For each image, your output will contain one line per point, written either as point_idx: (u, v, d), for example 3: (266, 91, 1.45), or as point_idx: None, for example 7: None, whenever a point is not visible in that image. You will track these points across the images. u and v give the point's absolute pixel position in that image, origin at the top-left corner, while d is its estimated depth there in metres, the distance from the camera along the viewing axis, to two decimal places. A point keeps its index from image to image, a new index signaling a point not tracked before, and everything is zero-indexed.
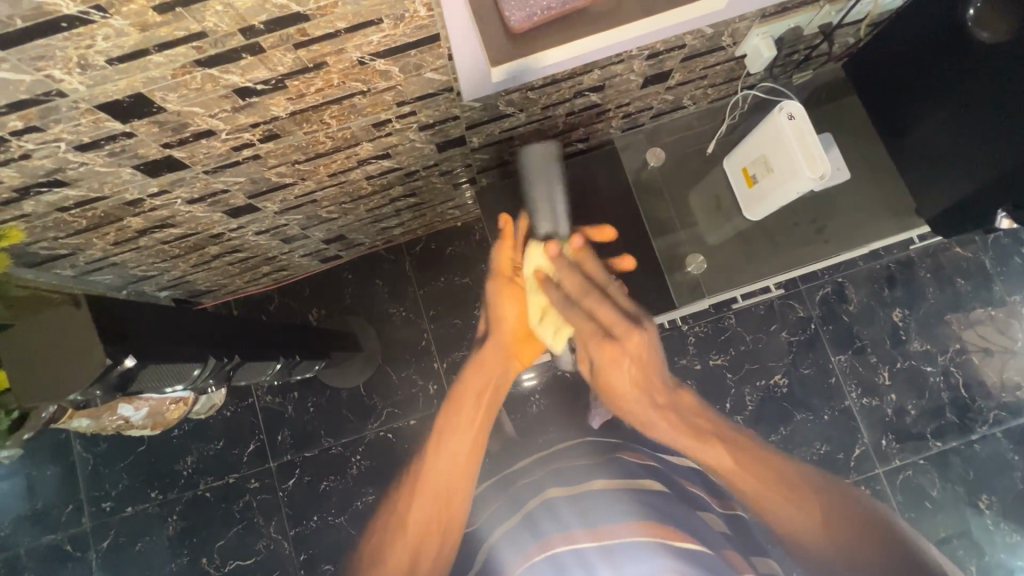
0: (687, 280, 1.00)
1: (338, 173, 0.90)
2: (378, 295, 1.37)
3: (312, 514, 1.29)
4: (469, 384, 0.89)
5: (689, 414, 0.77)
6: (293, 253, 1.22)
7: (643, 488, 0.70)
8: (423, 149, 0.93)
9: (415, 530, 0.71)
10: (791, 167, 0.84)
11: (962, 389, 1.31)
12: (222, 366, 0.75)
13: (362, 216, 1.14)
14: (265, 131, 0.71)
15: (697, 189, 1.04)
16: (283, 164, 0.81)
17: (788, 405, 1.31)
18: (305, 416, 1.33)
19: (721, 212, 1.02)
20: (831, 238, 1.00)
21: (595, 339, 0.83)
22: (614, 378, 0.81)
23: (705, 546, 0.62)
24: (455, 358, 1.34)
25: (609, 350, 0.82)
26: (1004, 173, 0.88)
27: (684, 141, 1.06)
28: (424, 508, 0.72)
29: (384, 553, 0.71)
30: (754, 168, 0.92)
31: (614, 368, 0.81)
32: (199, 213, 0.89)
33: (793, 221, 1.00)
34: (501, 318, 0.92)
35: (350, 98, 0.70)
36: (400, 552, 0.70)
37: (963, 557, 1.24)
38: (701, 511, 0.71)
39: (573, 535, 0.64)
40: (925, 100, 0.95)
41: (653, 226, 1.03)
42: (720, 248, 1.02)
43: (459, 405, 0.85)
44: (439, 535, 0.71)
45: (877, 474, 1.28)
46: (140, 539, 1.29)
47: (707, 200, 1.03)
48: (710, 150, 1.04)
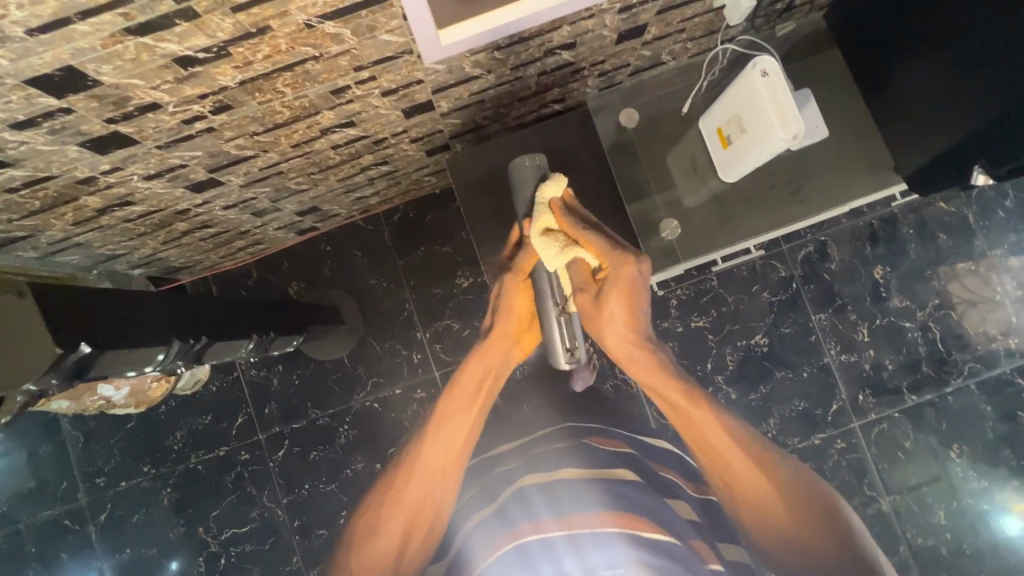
0: (662, 245, 0.97)
1: (302, 143, 0.87)
2: (358, 266, 1.36)
3: (304, 482, 1.32)
4: (473, 376, 0.81)
5: (674, 367, 0.76)
6: (267, 226, 1.19)
7: (615, 477, 0.71)
8: (389, 115, 0.89)
9: (407, 507, 0.74)
10: (764, 126, 0.81)
11: (940, 343, 1.33)
12: (189, 348, 0.71)
13: (334, 186, 1.10)
14: (215, 102, 0.68)
15: (674, 150, 1.00)
16: (240, 136, 0.78)
17: (769, 364, 1.33)
18: (291, 389, 1.34)
19: (698, 173, 0.98)
20: (807, 199, 0.97)
21: (614, 260, 0.74)
22: (615, 308, 0.75)
23: (673, 536, 0.65)
24: (438, 327, 1.34)
25: (621, 280, 0.74)
26: (983, 126, 0.84)
27: (661, 100, 1.02)
28: (419, 486, 0.74)
29: (375, 528, 0.73)
30: (729, 129, 0.88)
31: (617, 296, 0.74)
32: (159, 189, 0.85)
33: (770, 182, 0.98)
34: (509, 305, 0.85)
35: (303, 64, 0.66)
36: (391, 528, 0.73)
37: (932, 503, 1.29)
38: (671, 499, 0.73)
39: (542, 524, 0.66)
40: (905, 51, 0.90)
41: (624, 188, 0.98)
42: (696, 211, 0.99)
43: (459, 397, 0.80)
44: (428, 521, 0.74)
45: (853, 428, 1.31)
46: (136, 511, 1.32)
47: (684, 161, 0.99)
48: (685, 110, 1.00)
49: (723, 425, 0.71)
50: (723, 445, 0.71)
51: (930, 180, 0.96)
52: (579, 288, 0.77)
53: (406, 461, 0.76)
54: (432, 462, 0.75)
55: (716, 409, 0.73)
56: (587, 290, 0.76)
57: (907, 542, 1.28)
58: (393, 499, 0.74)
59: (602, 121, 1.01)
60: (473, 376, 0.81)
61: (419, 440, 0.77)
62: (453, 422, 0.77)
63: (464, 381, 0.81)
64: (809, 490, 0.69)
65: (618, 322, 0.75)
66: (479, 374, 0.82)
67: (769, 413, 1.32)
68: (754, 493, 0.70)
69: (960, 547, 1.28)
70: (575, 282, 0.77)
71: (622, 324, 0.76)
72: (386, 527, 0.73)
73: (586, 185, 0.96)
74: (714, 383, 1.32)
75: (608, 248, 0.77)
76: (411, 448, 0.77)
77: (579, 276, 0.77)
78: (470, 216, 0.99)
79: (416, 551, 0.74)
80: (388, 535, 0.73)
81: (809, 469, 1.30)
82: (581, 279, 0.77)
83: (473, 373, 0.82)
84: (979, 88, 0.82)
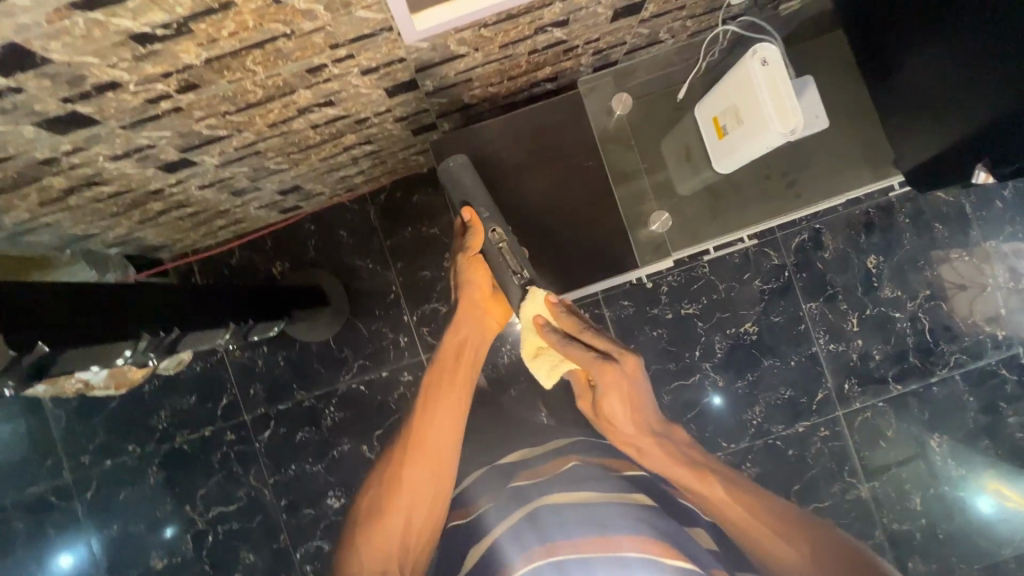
0: (652, 239, 0.94)
1: (279, 122, 0.83)
2: (344, 247, 1.32)
3: (290, 463, 1.32)
4: (449, 364, 0.88)
5: (682, 446, 0.80)
6: (247, 205, 1.15)
7: (641, 503, 0.73)
8: (371, 94, 0.84)
9: (409, 501, 0.78)
10: (759, 120, 0.77)
11: (928, 334, 1.32)
12: (161, 339, 0.69)
13: (316, 166, 1.06)
14: (181, 81, 0.64)
15: (668, 139, 0.98)
16: (210, 116, 0.74)
17: (757, 352, 1.32)
18: (276, 370, 1.32)
19: (691, 162, 0.95)
20: (802, 193, 0.95)
21: (595, 370, 0.76)
22: (613, 406, 0.79)
23: (696, 565, 0.67)
24: (426, 310, 1.32)
25: (610, 374, 0.76)
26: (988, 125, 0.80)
27: (656, 83, 0.98)
28: (418, 463, 0.80)
29: (378, 528, 0.77)
30: (724, 119, 0.84)
31: (614, 393, 0.78)
32: (128, 169, 0.81)
33: (765, 174, 0.95)
34: (467, 285, 0.85)
35: (274, 41, 0.62)
36: (395, 523, 0.77)
37: (909, 490, 1.32)
38: (690, 528, 0.75)
39: (579, 542, 0.67)
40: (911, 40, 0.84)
41: (616, 179, 0.93)
42: (688, 203, 0.96)
43: (438, 384, 0.86)
44: (430, 495, 0.79)
45: (837, 416, 1.32)
46: (122, 489, 1.32)
47: (677, 150, 0.96)
48: (681, 96, 0.98)
49: (739, 499, 0.73)
50: (745, 516, 0.72)
51: (931, 180, 0.93)
52: (581, 395, 0.84)
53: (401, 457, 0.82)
54: (426, 449, 0.81)
55: (728, 484, 0.75)
56: (587, 395, 0.83)
57: (883, 527, 1.31)
58: (391, 496, 0.79)
59: (593, 101, 0.94)
60: (452, 353, 0.88)
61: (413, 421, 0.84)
62: (437, 408, 0.84)
63: (444, 358, 0.88)
64: (835, 545, 0.68)
65: (621, 421, 0.80)
66: (456, 349, 0.88)
67: (755, 401, 1.32)
68: (786, 559, 0.69)
69: (933, 533, 1.31)
70: (577, 390, 0.84)
71: (625, 417, 0.80)
72: (392, 524, 0.77)
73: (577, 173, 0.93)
74: (702, 370, 1.32)
75: (586, 356, 0.76)
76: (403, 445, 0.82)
77: (578, 380, 0.83)
78: (454, 204, 0.88)
79: (423, 526, 0.78)
80: (393, 513, 0.77)
81: (792, 456, 1.32)
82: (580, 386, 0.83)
83: (450, 361, 0.88)
84: (986, 85, 0.77)
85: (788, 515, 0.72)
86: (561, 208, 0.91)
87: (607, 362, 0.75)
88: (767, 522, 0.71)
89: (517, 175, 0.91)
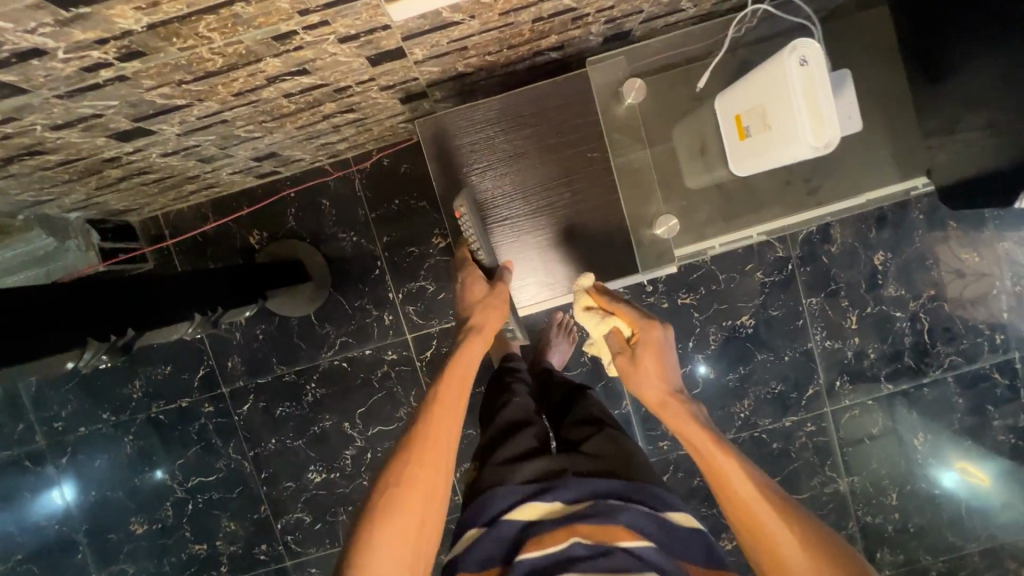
0: (654, 245, 0.89)
1: (246, 91, 0.73)
2: (325, 217, 1.24)
3: (270, 437, 1.30)
4: (470, 361, 0.76)
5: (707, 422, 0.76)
6: (219, 171, 1.05)
7: None
8: (351, 62, 0.74)
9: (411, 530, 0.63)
10: (786, 126, 0.58)
11: (926, 335, 1.29)
12: (114, 343, 0.63)
13: (293, 134, 0.96)
14: (123, 48, 0.54)
15: (682, 128, 0.87)
16: (163, 85, 0.64)
17: (751, 346, 1.29)
18: (255, 344, 1.27)
19: (705, 159, 0.86)
20: (822, 202, 0.88)
21: (643, 323, 0.81)
22: (647, 360, 0.79)
23: None
24: (412, 288, 1.26)
25: (652, 331, 0.80)
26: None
27: (672, 61, 0.87)
28: (427, 485, 0.66)
29: (385, 536, 0.62)
30: (749, 118, 0.65)
31: (650, 351, 0.79)
32: (75, 138, 0.72)
33: (786, 180, 0.87)
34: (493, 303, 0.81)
35: (230, 5, 0.52)
36: (405, 531, 0.63)
37: (887, 485, 1.33)
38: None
39: None
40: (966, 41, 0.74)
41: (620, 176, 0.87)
42: (698, 207, 0.88)
43: (455, 379, 0.75)
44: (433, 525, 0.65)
45: (824, 413, 1.31)
46: (99, 456, 1.30)
47: (692, 143, 0.86)
48: (700, 86, 0.86)
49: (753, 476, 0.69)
50: (753, 496, 0.67)
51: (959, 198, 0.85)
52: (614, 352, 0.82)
53: (411, 452, 0.68)
54: (443, 447, 0.69)
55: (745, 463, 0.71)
56: (623, 353, 0.81)
57: (856, 519, 1.34)
58: (399, 503, 0.64)
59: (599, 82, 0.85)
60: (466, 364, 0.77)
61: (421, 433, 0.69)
62: (455, 403, 0.72)
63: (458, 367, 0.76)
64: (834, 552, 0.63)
65: (650, 375, 0.78)
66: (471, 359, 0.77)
67: (744, 395, 1.30)
68: (784, 554, 0.64)
69: (905, 526, 1.34)
70: (613, 348, 0.82)
71: (656, 378, 0.79)
72: (401, 532, 0.62)
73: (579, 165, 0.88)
74: (694, 361, 1.29)
75: (637, 313, 0.82)
76: (413, 440, 0.69)
77: (615, 342, 0.83)
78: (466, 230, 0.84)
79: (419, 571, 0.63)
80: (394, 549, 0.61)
81: (775, 449, 1.32)
82: (616, 344, 0.83)
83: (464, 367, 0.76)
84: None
85: (794, 510, 0.67)
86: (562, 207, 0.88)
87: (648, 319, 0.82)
88: (770, 505, 0.67)
89: (513, 170, 0.87)
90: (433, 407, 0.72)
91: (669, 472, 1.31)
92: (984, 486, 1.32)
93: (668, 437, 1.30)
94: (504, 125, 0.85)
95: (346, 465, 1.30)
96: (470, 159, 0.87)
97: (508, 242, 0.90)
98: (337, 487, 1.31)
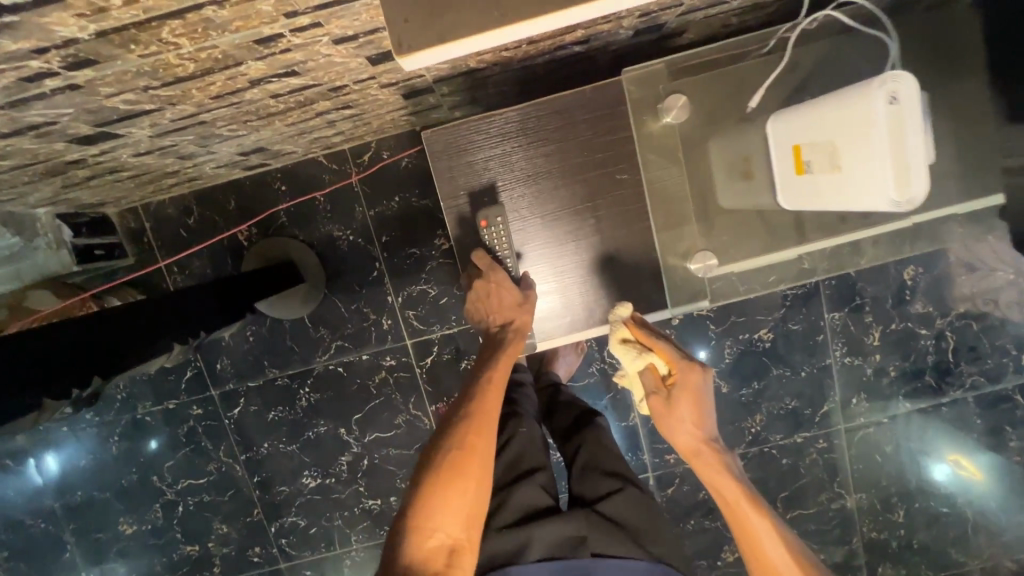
0: (688, 285, 0.85)
1: (226, 94, 0.63)
2: (319, 213, 1.15)
3: (263, 441, 1.24)
4: (514, 355, 0.82)
5: (736, 471, 0.80)
6: (202, 166, 0.96)
7: None
8: (349, 63, 0.64)
9: (466, 500, 0.67)
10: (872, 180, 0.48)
11: (950, 353, 1.24)
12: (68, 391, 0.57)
13: (283, 131, 0.86)
14: (69, 56, 0.44)
15: (723, 149, 0.78)
16: (125, 91, 0.54)
17: (768, 360, 1.24)
18: (245, 346, 1.21)
19: (747, 181, 0.75)
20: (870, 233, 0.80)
21: (683, 366, 0.78)
22: (686, 410, 0.78)
23: None
24: (413, 292, 1.18)
25: (693, 380, 0.77)
26: None
27: (717, 69, 0.77)
28: (479, 461, 0.70)
29: (449, 496, 0.66)
30: (816, 155, 0.54)
31: (689, 402, 0.78)
32: (28, 145, 0.62)
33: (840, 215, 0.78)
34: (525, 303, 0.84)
35: (200, 9, 0.42)
36: (465, 496, 0.67)
37: (894, 502, 1.30)
38: None
39: None
40: None
41: (654, 202, 0.82)
42: (739, 243, 0.82)
43: (502, 370, 0.80)
44: (483, 497, 0.69)
45: (838, 430, 1.27)
46: (84, 456, 1.25)
47: (735, 162, 0.76)
48: (752, 106, 0.75)
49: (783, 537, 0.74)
50: (782, 557, 0.73)
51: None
52: (650, 393, 0.80)
53: (469, 425, 0.73)
54: (494, 426, 0.75)
55: (773, 520, 0.76)
56: (658, 394, 0.79)
57: (861, 534, 1.32)
58: (454, 474, 0.68)
59: (637, 93, 0.79)
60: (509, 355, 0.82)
61: (470, 414, 0.74)
62: (499, 392, 0.78)
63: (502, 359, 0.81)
64: None
65: (688, 424, 0.78)
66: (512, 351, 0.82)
67: (757, 410, 1.26)
68: None
69: (909, 543, 1.32)
70: (647, 387, 0.81)
71: (691, 425, 0.79)
72: (462, 496, 0.67)
73: (603, 187, 0.84)
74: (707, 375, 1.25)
75: (675, 351, 0.80)
76: (469, 416, 0.74)
77: (649, 380, 0.81)
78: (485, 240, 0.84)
79: (472, 538, 0.66)
80: (452, 514, 0.65)
81: (785, 465, 1.28)
82: (652, 383, 0.80)
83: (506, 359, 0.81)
84: None
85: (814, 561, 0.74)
86: (588, 230, 0.85)
87: (692, 365, 0.78)
88: (797, 557, 0.73)
89: (533, 190, 0.83)
90: (485, 390, 0.77)
91: (675, 484, 1.28)
92: (975, 479, 1.28)
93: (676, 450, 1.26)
94: (522, 143, 0.82)
95: (342, 471, 1.26)
96: (492, 172, 0.83)
97: (529, 264, 0.87)
98: (332, 493, 1.27)
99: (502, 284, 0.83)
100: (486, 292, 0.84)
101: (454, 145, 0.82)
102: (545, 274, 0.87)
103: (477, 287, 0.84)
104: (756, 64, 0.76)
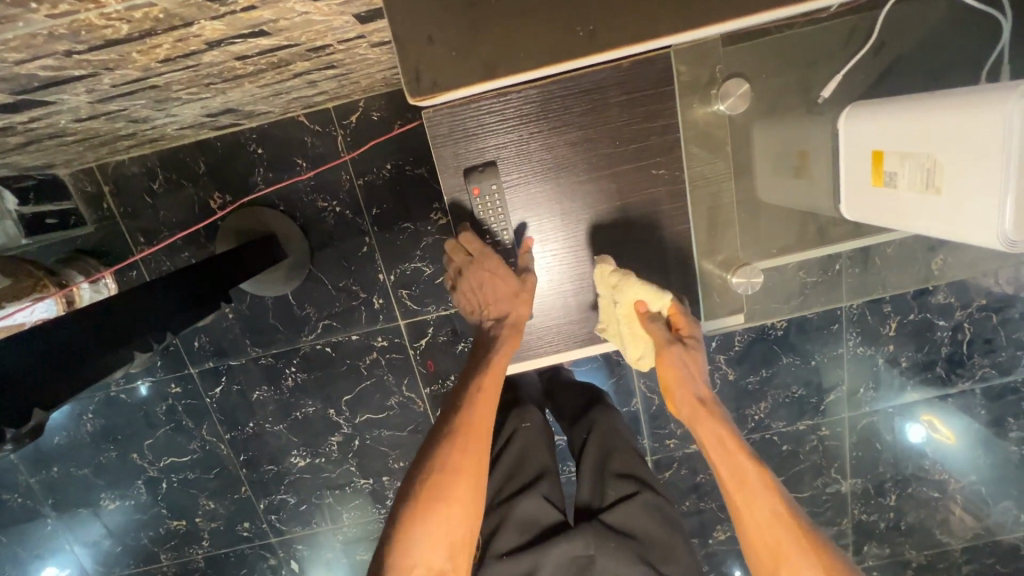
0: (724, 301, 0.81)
1: (178, 58, 0.50)
2: (301, 182, 1.03)
3: (248, 421, 1.18)
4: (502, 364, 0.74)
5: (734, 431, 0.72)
6: (164, 127, 0.83)
7: None
8: (331, 19, 0.51)
9: (449, 528, 0.61)
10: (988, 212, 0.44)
11: (966, 345, 1.19)
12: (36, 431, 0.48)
13: (255, 92, 0.73)
14: None
15: (783, 141, 0.72)
16: (42, 57, 0.42)
17: (778, 348, 1.19)
18: (225, 323, 1.12)
19: (805, 176, 0.70)
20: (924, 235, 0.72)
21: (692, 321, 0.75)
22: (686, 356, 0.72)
23: None
24: (405, 270, 1.08)
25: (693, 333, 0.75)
26: None
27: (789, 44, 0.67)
28: (465, 486, 0.63)
29: (432, 527, 0.60)
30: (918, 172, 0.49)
31: (692, 350, 0.73)
32: None
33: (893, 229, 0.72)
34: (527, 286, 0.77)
35: None
36: (447, 524, 0.61)
37: (888, 487, 1.29)
38: None
39: None
40: None
41: (693, 184, 0.76)
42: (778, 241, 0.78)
43: (492, 377, 0.72)
44: (471, 523, 0.64)
45: (841, 418, 1.25)
46: (57, 434, 1.18)
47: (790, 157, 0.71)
48: (825, 96, 0.67)
49: (778, 491, 0.65)
50: (775, 511, 0.64)
51: None
52: (659, 338, 0.73)
53: (451, 445, 0.65)
54: (482, 442, 0.67)
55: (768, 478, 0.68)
56: (670, 342, 0.73)
57: (852, 516, 1.32)
58: (438, 502, 0.61)
59: (693, 74, 0.69)
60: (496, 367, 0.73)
61: (456, 433, 0.66)
62: (488, 406, 0.70)
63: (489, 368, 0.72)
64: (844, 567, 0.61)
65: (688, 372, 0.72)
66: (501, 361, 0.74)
67: (762, 397, 1.22)
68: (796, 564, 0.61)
69: (897, 525, 1.32)
70: (660, 335, 0.73)
71: (693, 375, 0.72)
72: (444, 522, 0.61)
73: (629, 181, 0.76)
74: (714, 362, 1.20)
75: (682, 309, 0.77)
76: (454, 433, 0.66)
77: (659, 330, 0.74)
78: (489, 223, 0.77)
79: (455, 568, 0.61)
80: (434, 546, 0.60)
81: (784, 450, 1.27)
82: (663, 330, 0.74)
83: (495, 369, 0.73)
84: None
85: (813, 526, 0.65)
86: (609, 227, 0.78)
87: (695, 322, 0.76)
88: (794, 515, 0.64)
89: (551, 182, 0.76)
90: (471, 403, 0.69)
91: (672, 468, 1.25)
92: (949, 443, 1.26)
93: (676, 435, 1.22)
94: (544, 128, 0.73)
95: (332, 451, 1.21)
96: (506, 158, 0.75)
97: (539, 256, 0.81)
98: (322, 472, 1.22)
99: (497, 275, 0.74)
100: (479, 282, 0.75)
101: (461, 129, 0.73)
102: (554, 265, 0.81)
103: (468, 276, 0.75)
104: (831, 40, 0.66)
